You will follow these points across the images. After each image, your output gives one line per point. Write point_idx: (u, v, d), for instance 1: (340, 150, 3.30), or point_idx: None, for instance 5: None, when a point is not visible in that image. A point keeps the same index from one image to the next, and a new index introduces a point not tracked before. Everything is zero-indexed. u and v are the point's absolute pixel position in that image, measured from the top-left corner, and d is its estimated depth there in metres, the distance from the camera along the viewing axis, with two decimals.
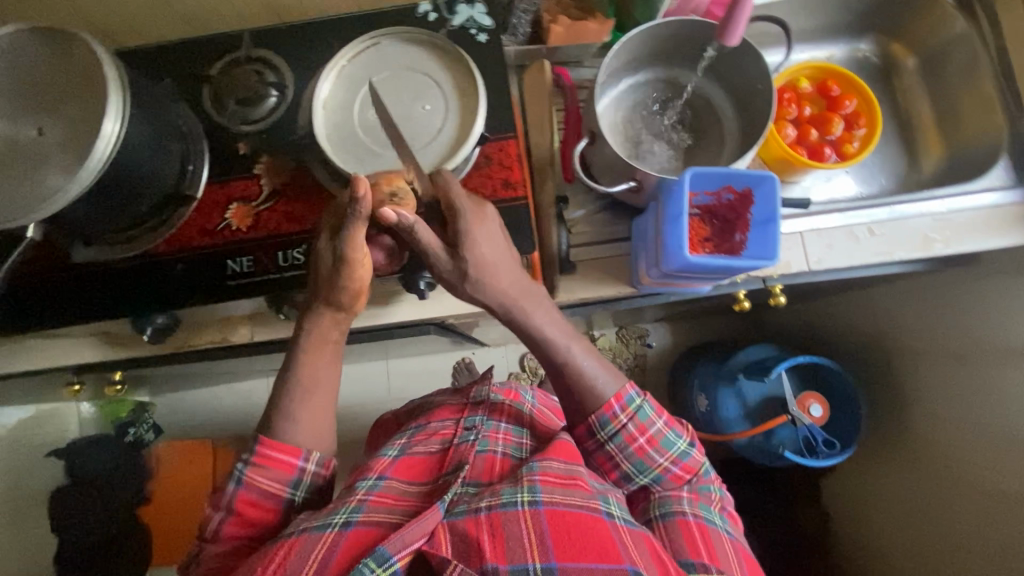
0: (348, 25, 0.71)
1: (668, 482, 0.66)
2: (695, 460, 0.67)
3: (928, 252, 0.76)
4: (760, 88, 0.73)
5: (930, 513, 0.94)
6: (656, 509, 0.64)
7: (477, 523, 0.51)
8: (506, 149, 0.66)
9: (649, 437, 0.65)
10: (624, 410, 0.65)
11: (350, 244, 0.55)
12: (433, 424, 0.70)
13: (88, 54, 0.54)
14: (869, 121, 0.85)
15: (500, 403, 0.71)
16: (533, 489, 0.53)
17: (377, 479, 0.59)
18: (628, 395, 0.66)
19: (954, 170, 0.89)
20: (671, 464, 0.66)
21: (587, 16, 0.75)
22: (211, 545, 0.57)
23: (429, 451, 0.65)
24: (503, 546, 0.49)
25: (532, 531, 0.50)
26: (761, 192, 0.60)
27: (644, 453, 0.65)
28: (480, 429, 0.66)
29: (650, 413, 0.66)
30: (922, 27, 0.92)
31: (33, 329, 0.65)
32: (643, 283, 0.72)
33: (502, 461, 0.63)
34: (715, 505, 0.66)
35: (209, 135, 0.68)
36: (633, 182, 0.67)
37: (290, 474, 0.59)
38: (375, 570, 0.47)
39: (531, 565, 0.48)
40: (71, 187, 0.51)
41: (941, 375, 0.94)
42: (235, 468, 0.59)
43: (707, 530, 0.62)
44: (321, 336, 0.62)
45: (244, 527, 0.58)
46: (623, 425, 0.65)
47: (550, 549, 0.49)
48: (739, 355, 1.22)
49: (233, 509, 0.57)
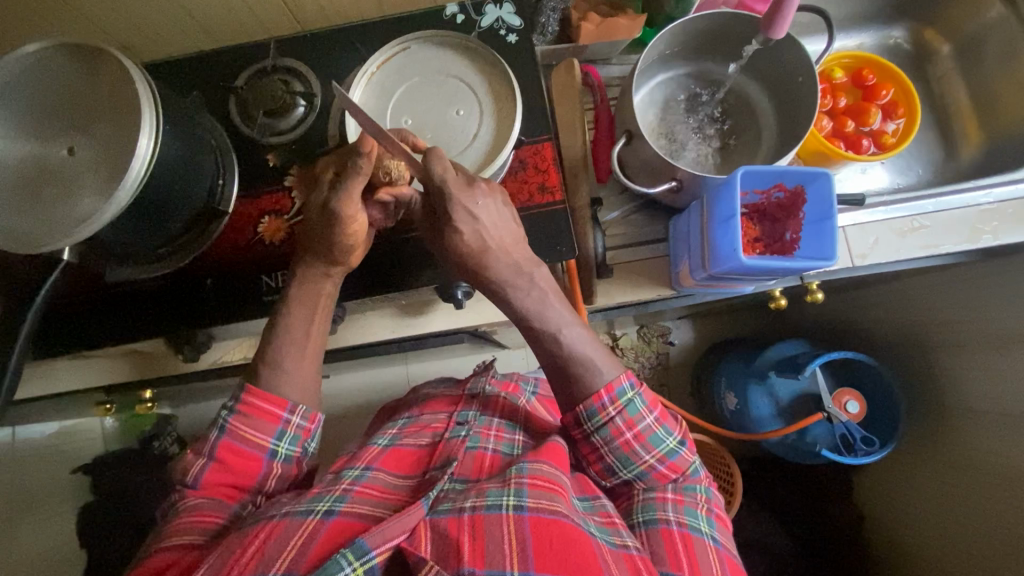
0: (374, 31, 0.69)
1: (652, 480, 0.63)
2: (683, 459, 0.63)
3: (976, 244, 0.74)
4: (799, 81, 0.70)
5: (972, 510, 0.92)
6: (640, 515, 0.61)
7: (459, 525, 0.49)
8: (540, 153, 0.65)
9: (636, 432, 0.61)
10: (613, 403, 0.61)
11: (346, 199, 0.55)
12: (427, 417, 0.69)
13: (119, 70, 0.52)
14: (908, 110, 0.82)
15: (496, 397, 0.71)
16: (518, 492, 0.52)
17: (363, 470, 0.58)
18: (620, 386, 0.61)
19: (995, 159, 0.86)
20: (657, 461, 0.62)
21: (617, 13, 0.73)
22: (190, 493, 0.57)
23: (418, 444, 0.64)
24: (483, 551, 0.47)
25: (512, 540, 0.48)
26: (814, 189, 0.58)
27: (629, 448, 0.61)
28: (471, 425, 0.65)
29: (640, 407, 0.62)
30: (959, 12, 0.90)
31: (68, 353, 0.64)
32: (682, 284, 0.70)
33: (492, 458, 0.62)
34: (701, 508, 0.61)
35: (238, 147, 0.67)
36: (674, 183, 0.65)
37: (275, 426, 0.60)
38: (352, 562, 0.45)
39: (509, 574, 0.46)
40: (107, 208, 0.50)
41: (984, 369, 0.92)
42: (219, 414, 0.60)
43: (690, 539, 0.58)
44: (315, 295, 0.60)
45: (226, 476, 0.58)
46: (610, 418, 0.61)
47: (530, 558, 0.47)
48: (768, 351, 1.19)
49: (215, 457, 0.58)
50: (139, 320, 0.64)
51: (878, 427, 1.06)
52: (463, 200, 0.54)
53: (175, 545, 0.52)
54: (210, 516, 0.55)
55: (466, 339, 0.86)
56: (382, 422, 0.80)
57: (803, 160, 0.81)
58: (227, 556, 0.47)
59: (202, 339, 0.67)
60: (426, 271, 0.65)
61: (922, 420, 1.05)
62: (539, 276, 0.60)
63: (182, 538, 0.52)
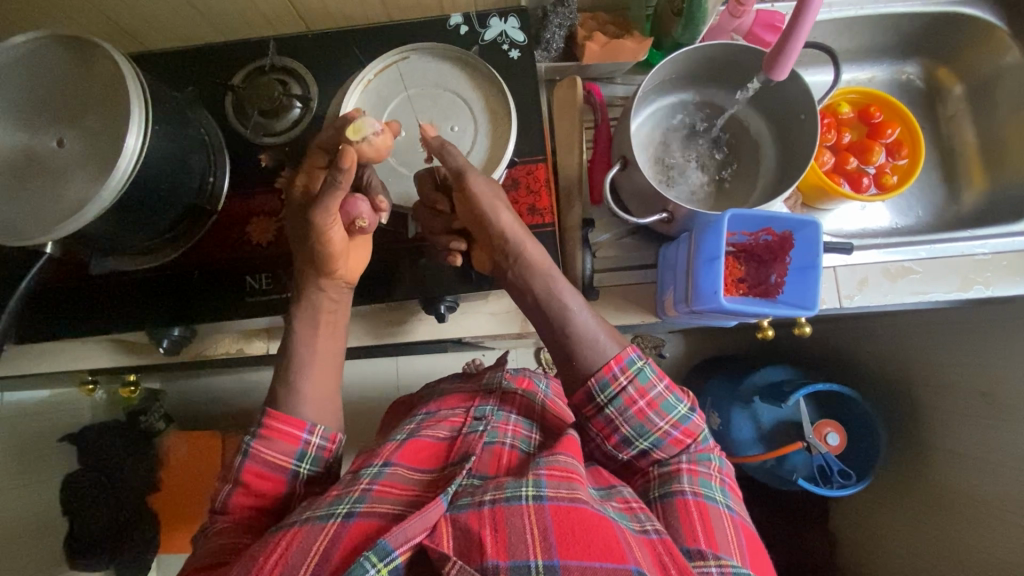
0: (376, 36, 0.68)
1: (669, 448, 0.59)
2: (697, 424, 0.60)
3: (967, 292, 0.73)
4: (800, 118, 0.70)
5: (937, 548, 0.92)
6: (656, 489, 0.57)
7: (480, 518, 0.48)
8: (533, 173, 0.64)
9: (649, 400, 0.58)
10: (624, 372, 0.57)
11: (322, 212, 0.54)
12: (443, 411, 0.66)
13: (108, 63, 0.51)
14: (912, 151, 0.82)
15: (512, 392, 0.68)
16: (538, 483, 0.50)
17: (381, 466, 0.56)
18: (629, 356, 0.58)
19: (998, 206, 0.85)
20: (672, 428, 0.59)
21: (623, 34, 0.73)
22: (220, 518, 0.55)
23: (437, 437, 0.62)
24: (506, 543, 0.46)
25: (535, 529, 0.47)
26: (802, 236, 0.59)
27: (644, 416, 0.57)
28: (489, 420, 0.63)
29: (650, 376, 0.58)
30: (972, 54, 0.88)
31: (51, 338, 0.64)
32: (667, 314, 0.71)
33: (510, 454, 0.60)
34: (715, 479, 0.58)
35: (232, 145, 0.67)
36: (666, 214, 0.64)
37: (296, 446, 0.57)
38: (376, 564, 0.44)
39: (532, 562, 0.45)
40: (92, 204, 0.49)
41: (966, 413, 0.91)
42: (242, 442, 0.57)
43: (705, 507, 0.54)
44: (315, 311, 0.60)
45: (250, 497, 0.55)
46: (623, 388, 0.57)
47: (553, 546, 0.46)
48: (755, 376, 1.19)
49: (240, 481, 0.55)
50: (122, 312, 0.64)
51: (857, 461, 1.07)
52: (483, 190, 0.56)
53: (201, 567, 0.50)
54: (237, 539, 0.53)
55: (449, 347, 0.86)
56: (395, 417, 0.77)
57: (802, 193, 0.80)
58: (251, 565, 0.45)
59: (184, 334, 0.66)
60: (409, 282, 0.65)
61: (902, 457, 1.05)
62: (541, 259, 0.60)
63: (208, 560, 0.51)
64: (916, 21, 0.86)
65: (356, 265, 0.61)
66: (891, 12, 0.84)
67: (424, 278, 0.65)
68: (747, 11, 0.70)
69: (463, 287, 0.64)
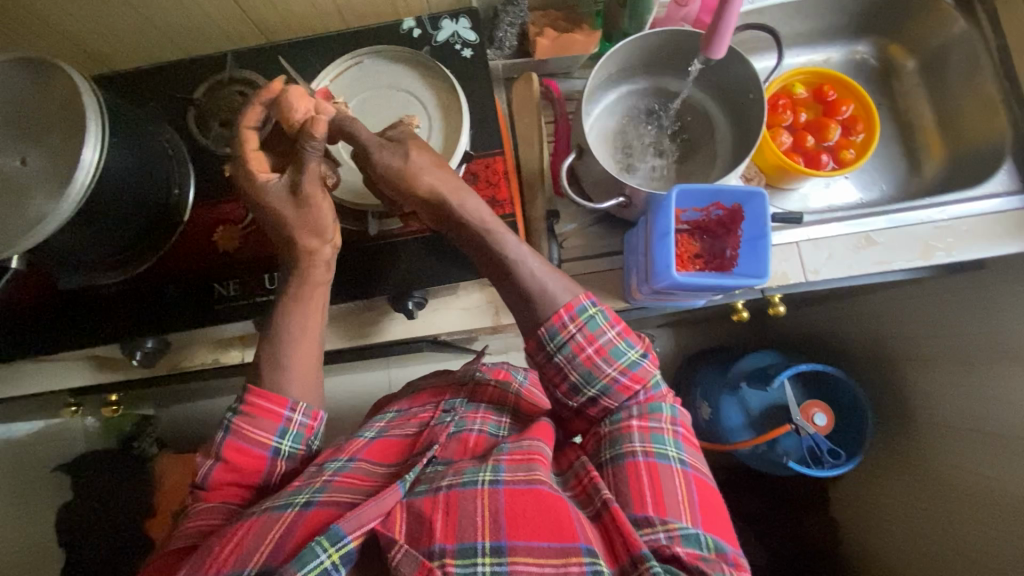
0: (332, 43, 0.70)
1: (618, 395, 0.58)
2: (647, 370, 0.58)
3: (929, 260, 0.74)
4: (750, 98, 0.72)
5: (934, 520, 0.92)
6: (607, 451, 0.55)
7: (434, 503, 0.48)
8: (491, 166, 0.66)
9: (598, 347, 0.57)
10: (574, 320, 0.57)
11: (306, 174, 0.57)
12: (414, 408, 0.66)
13: (67, 82, 0.53)
14: (868, 125, 0.83)
15: (485, 383, 0.68)
16: (495, 468, 0.50)
17: (346, 461, 0.56)
18: (580, 305, 0.58)
19: (958, 175, 0.86)
20: (620, 373, 0.57)
21: (573, 29, 0.75)
22: (200, 493, 0.55)
23: (404, 434, 0.62)
24: (455, 526, 0.46)
25: (486, 511, 0.47)
26: (750, 208, 0.60)
27: (592, 363, 0.57)
28: (458, 411, 0.62)
29: (601, 323, 0.58)
30: (921, 29, 0.90)
31: (23, 356, 0.65)
32: (634, 297, 0.71)
33: (477, 439, 0.60)
34: (667, 432, 0.56)
35: (195, 157, 0.68)
36: (622, 198, 0.66)
37: (278, 423, 0.57)
38: (327, 549, 0.44)
39: (480, 544, 0.45)
40: (52, 217, 0.50)
41: (950, 382, 0.91)
42: (224, 417, 0.58)
43: (656, 468, 0.53)
44: (290, 286, 0.60)
45: (232, 474, 0.56)
46: (571, 335, 0.57)
47: (502, 526, 0.46)
48: (741, 362, 1.19)
49: (221, 456, 0.56)
50: (96, 326, 0.65)
51: (847, 440, 1.06)
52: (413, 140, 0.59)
53: (173, 548, 0.51)
54: (214, 519, 0.53)
55: (426, 349, 0.86)
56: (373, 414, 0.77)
57: (764, 173, 0.82)
58: (206, 556, 0.46)
59: (158, 345, 0.67)
60: (377, 282, 0.65)
61: (891, 433, 1.05)
62: (469, 203, 0.59)
63: (180, 542, 0.51)
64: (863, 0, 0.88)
65: (344, 234, 0.62)
66: None
67: (390, 277, 0.65)
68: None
69: (429, 282, 0.65)
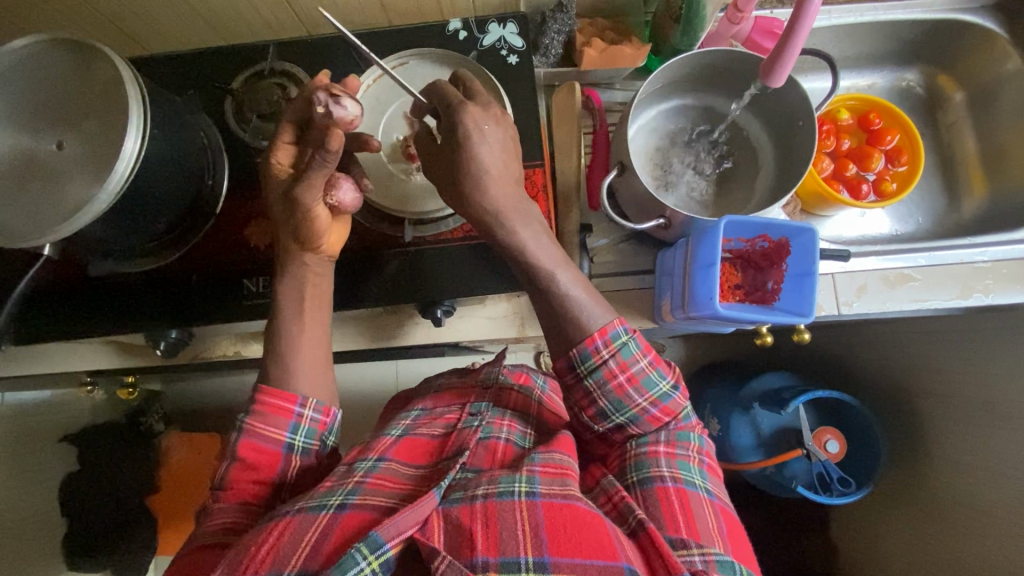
0: (376, 41, 0.69)
1: (646, 424, 0.57)
2: (677, 403, 0.58)
3: (966, 300, 0.73)
4: (799, 125, 0.70)
5: (939, 557, 0.91)
6: (633, 473, 0.55)
7: (471, 513, 0.48)
8: (530, 178, 0.64)
9: (630, 375, 0.56)
10: (607, 345, 0.56)
11: (309, 187, 0.55)
12: (439, 408, 0.65)
13: (109, 68, 0.51)
14: (912, 157, 0.82)
15: (508, 388, 0.67)
16: (531, 479, 0.50)
17: (376, 460, 0.55)
18: (614, 329, 0.57)
19: (998, 214, 0.85)
20: (649, 404, 0.57)
21: (621, 42, 0.74)
22: (219, 494, 0.55)
23: (432, 434, 0.61)
24: (496, 539, 0.46)
25: (526, 524, 0.46)
26: (799, 243, 0.62)
27: (623, 391, 0.56)
28: (484, 416, 0.62)
29: (634, 350, 0.57)
30: (973, 61, 0.88)
31: (43, 340, 0.65)
32: (664, 319, 0.71)
33: (505, 448, 0.59)
34: (694, 461, 0.56)
35: (231, 148, 0.68)
36: (662, 220, 0.65)
37: (290, 420, 0.57)
38: (366, 557, 0.44)
39: (522, 559, 0.44)
40: (90, 206, 0.49)
41: (970, 423, 0.90)
42: (238, 418, 0.57)
43: (685, 495, 0.53)
44: (299, 283, 0.60)
45: (249, 472, 0.55)
46: (604, 360, 0.56)
47: (544, 542, 0.45)
48: (754, 382, 1.17)
49: (237, 455, 0.55)
50: (120, 314, 0.65)
51: (857, 469, 1.05)
52: (474, 115, 0.53)
53: (200, 547, 0.50)
54: (236, 519, 0.53)
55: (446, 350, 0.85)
56: (392, 411, 0.77)
57: (801, 199, 0.80)
58: (242, 556, 0.45)
59: (181, 336, 0.67)
60: (405, 288, 0.64)
61: (903, 466, 1.04)
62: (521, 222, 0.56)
63: (207, 540, 0.51)
64: (917, 29, 0.86)
65: (338, 240, 0.60)
66: (892, 19, 0.84)
67: (419, 284, 0.64)
68: (745, 18, 0.70)
69: (458, 293, 0.64)
